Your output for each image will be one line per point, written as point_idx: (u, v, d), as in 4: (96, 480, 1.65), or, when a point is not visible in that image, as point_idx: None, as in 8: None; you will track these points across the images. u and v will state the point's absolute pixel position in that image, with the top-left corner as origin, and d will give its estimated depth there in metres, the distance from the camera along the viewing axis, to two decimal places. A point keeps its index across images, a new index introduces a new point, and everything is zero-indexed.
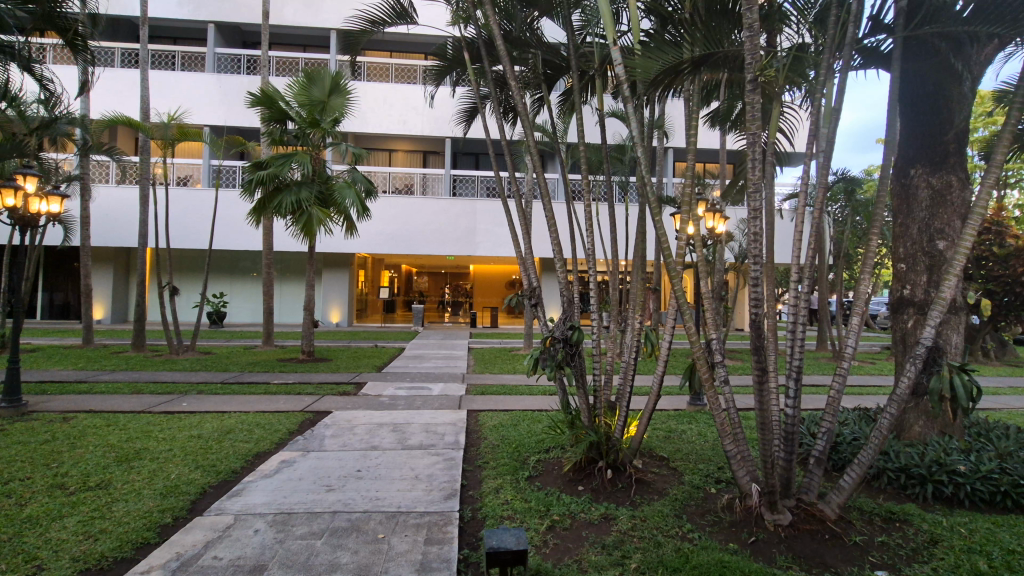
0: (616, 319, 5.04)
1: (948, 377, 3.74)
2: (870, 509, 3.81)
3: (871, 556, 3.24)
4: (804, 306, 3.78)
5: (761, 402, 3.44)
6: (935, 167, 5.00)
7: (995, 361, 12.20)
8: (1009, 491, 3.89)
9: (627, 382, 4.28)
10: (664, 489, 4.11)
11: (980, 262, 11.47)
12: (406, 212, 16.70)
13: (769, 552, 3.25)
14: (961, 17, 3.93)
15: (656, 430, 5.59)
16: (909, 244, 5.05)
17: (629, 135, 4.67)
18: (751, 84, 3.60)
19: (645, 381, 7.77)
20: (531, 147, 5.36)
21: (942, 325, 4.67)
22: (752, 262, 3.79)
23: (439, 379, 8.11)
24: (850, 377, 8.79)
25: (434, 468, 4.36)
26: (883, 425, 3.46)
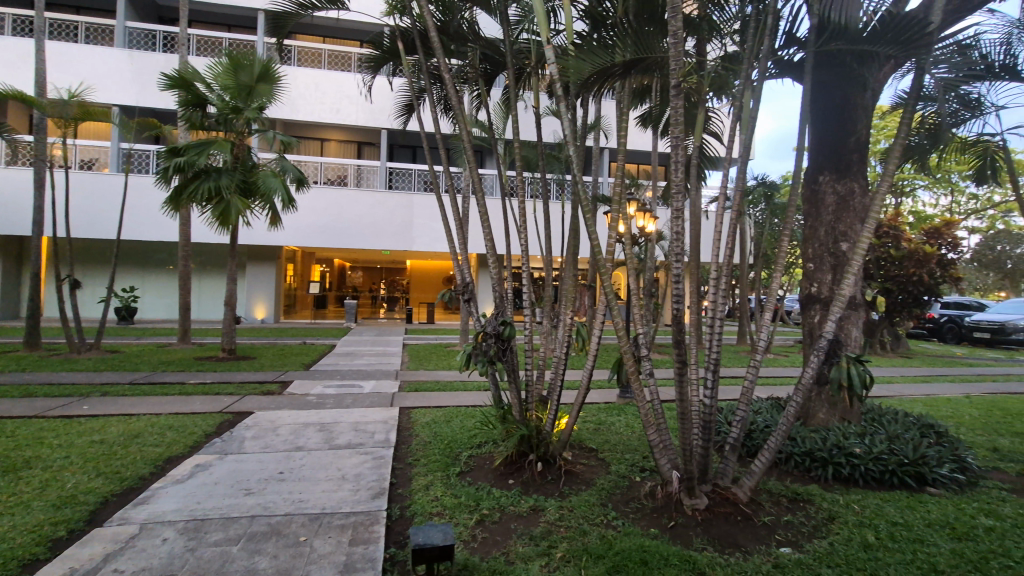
0: (548, 315, 5.12)
1: (845, 368, 4.09)
2: (778, 491, 4.10)
3: (777, 535, 3.49)
4: (722, 303, 4.00)
5: (681, 393, 3.60)
6: (840, 175, 5.44)
7: (890, 353, 13.44)
8: (896, 470, 4.30)
9: (558, 377, 4.36)
10: (592, 480, 4.22)
11: (880, 263, 12.57)
12: (339, 204, 16.15)
13: (686, 536, 3.42)
14: (863, 35, 4.22)
15: (586, 423, 5.73)
16: (816, 245, 5.46)
17: (561, 134, 4.74)
18: (675, 89, 3.75)
19: (576, 376, 7.95)
20: (466, 142, 5.30)
21: (843, 320, 5.09)
22: (674, 260, 3.97)
23: (371, 377, 7.92)
24: (764, 369, 9.41)
25: (363, 468, 4.25)
26: (790, 412, 3.73)
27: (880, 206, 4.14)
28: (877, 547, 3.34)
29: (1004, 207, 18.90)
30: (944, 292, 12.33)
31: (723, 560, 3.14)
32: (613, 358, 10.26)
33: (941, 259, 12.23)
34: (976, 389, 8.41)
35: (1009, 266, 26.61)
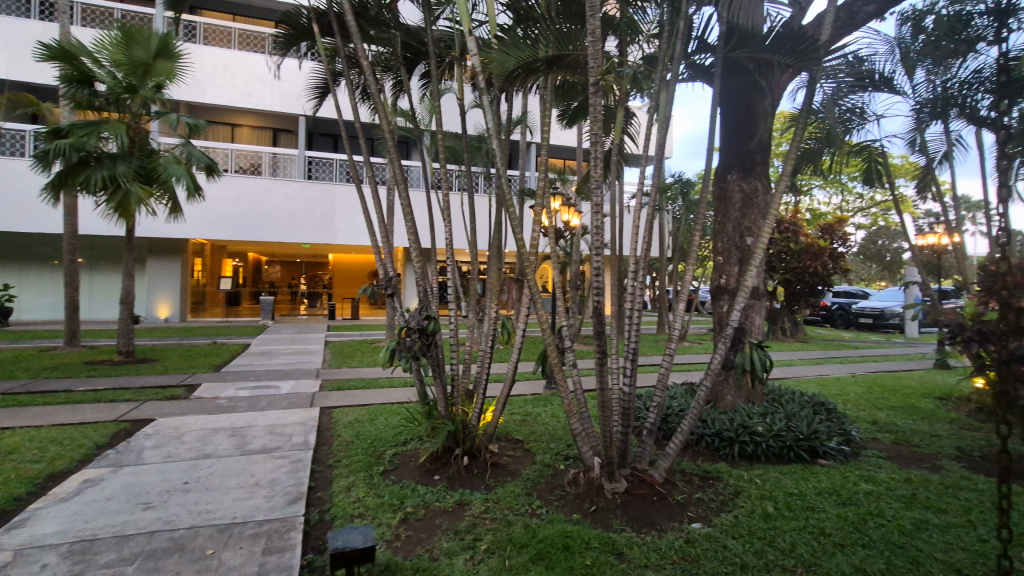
0: (473, 309, 5.10)
1: (748, 353, 4.42)
2: (690, 470, 4.36)
3: (689, 512, 3.71)
4: (640, 294, 4.17)
5: (601, 382, 3.74)
6: (745, 174, 5.84)
7: (789, 339, 14.68)
8: (793, 445, 4.71)
9: (483, 371, 4.37)
10: (518, 470, 4.28)
11: (782, 256, 13.65)
12: (254, 194, 15.20)
13: (606, 518, 3.56)
14: (765, 44, 4.52)
15: (513, 415, 5.79)
16: (725, 239, 5.84)
17: (485, 127, 4.72)
18: (594, 87, 3.85)
19: (503, 369, 8.01)
20: (388, 132, 5.14)
21: (748, 309, 5.48)
22: (595, 253, 4.08)
23: (289, 376, 7.54)
24: (678, 357, 9.96)
25: (278, 473, 4.04)
26: (700, 397, 3.97)
27: (778, 205, 4.49)
28: (775, 516, 3.64)
29: (885, 205, 21.07)
30: (835, 282, 13.60)
31: (640, 538, 3.30)
32: (538, 351, 10.43)
33: (833, 252, 13.47)
34: (859, 369, 9.39)
35: (888, 258, 29.97)
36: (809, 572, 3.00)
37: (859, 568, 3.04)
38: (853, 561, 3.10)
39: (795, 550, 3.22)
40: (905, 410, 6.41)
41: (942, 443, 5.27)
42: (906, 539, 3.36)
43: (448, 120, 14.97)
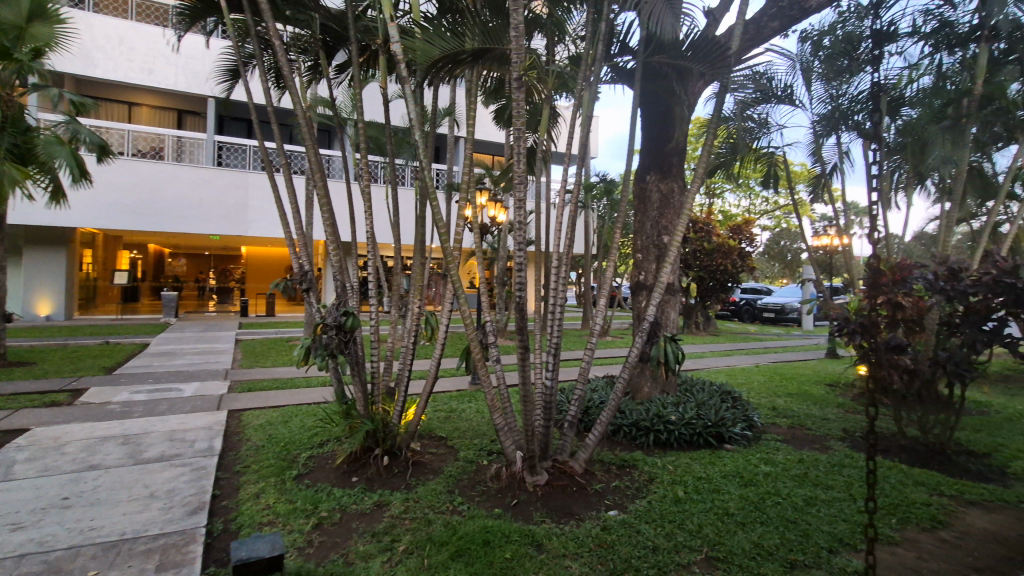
0: (396, 304, 4.97)
1: (663, 346, 4.64)
2: (609, 460, 4.52)
3: (606, 500, 3.84)
4: (561, 289, 4.25)
5: (524, 377, 3.78)
6: (662, 175, 6.12)
7: (702, 332, 15.62)
8: (702, 432, 5.01)
9: (405, 368, 4.29)
10: (440, 468, 4.23)
11: (696, 254, 14.50)
12: (157, 180, 13.97)
13: (527, 511, 3.60)
14: (683, 52, 4.73)
15: (437, 412, 5.72)
16: (644, 237, 6.10)
17: (408, 118, 4.61)
18: (517, 83, 3.87)
19: (427, 365, 7.90)
20: (305, 119, 4.89)
21: (663, 304, 5.76)
22: (518, 248, 4.11)
23: (193, 378, 7.00)
24: (600, 351, 10.30)
25: (177, 482, 3.74)
26: (618, 389, 4.11)
27: (691, 205, 4.75)
28: (685, 499, 3.85)
29: (786, 209, 22.93)
30: (742, 279, 14.63)
31: (559, 529, 3.36)
32: (464, 347, 10.40)
33: (741, 252, 14.47)
34: (761, 360, 10.17)
35: (789, 257, 32.77)
36: (714, 551, 3.20)
37: (757, 543, 3.28)
38: (752, 537, 3.34)
39: (701, 531, 3.42)
40: (801, 396, 7.01)
41: (831, 425, 5.81)
42: (798, 514, 3.67)
43: (370, 109, 14.54)
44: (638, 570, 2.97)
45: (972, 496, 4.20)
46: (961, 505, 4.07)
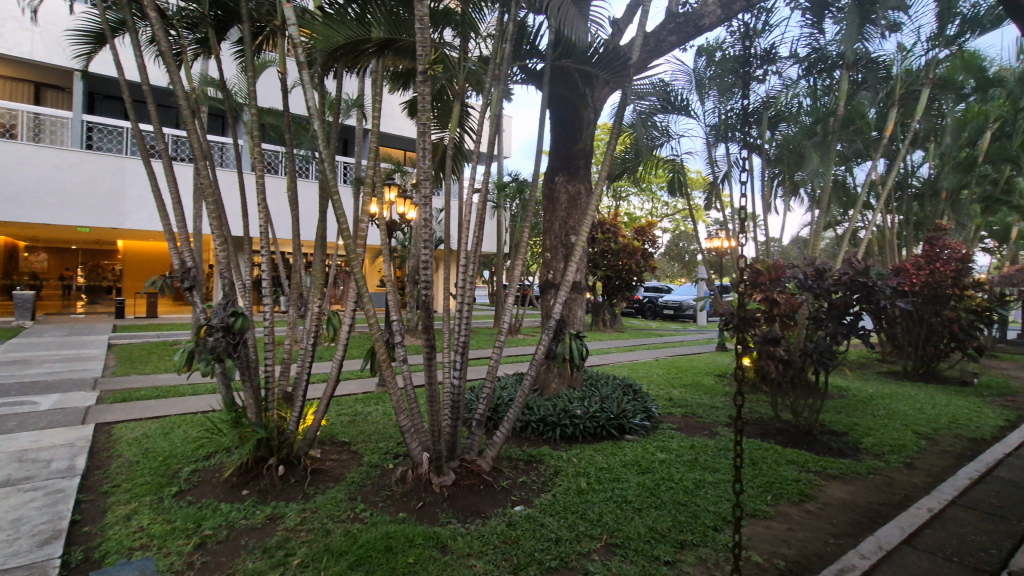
0: (295, 303, 4.69)
1: (568, 343, 4.79)
2: (516, 456, 4.58)
3: (512, 496, 3.89)
4: (470, 288, 4.22)
5: (430, 377, 3.74)
6: (570, 177, 6.29)
7: (609, 329, 16.36)
8: (604, 424, 5.23)
9: (303, 371, 4.06)
10: (342, 474, 4.07)
11: (604, 254, 15.16)
12: (8, 163, 12.11)
13: (432, 513, 3.56)
14: (591, 59, 4.89)
15: (341, 415, 5.50)
16: (552, 237, 6.26)
17: (307, 106, 4.35)
18: (423, 76, 3.79)
19: (330, 368, 7.55)
20: (187, 99, 4.45)
21: (570, 302, 5.94)
22: (424, 246, 4.03)
23: (52, 389, 6.16)
24: (510, 349, 10.43)
25: (26, 509, 3.26)
26: (525, 386, 4.17)
27: (596, 207, 4.94)
28: (587, 490, 4.00)
29: (684, 213, 24.66)
30: (645, 279, 15.50)
31: (463, 529, 3.35)
32: (369, 347, 10.08)
33: (644, 252, 15.30)
34: (660, 354, 10.83)
35: (687, 258, 35.36)
36: (612, 538, 3.35)
37: (651, 527, 3.48)
38: (647, 522, 3.53)
39: (601, 519, 3.56)
40: (693, 387, 7.56)
41: (718, 413, 6.33)
42: (689, 496, 3.95)
43: (265, 93, 13.66)
44: (540, 562, 3.03)
45: (832, 470, 4.76)
46: (823, 479, 4.60)
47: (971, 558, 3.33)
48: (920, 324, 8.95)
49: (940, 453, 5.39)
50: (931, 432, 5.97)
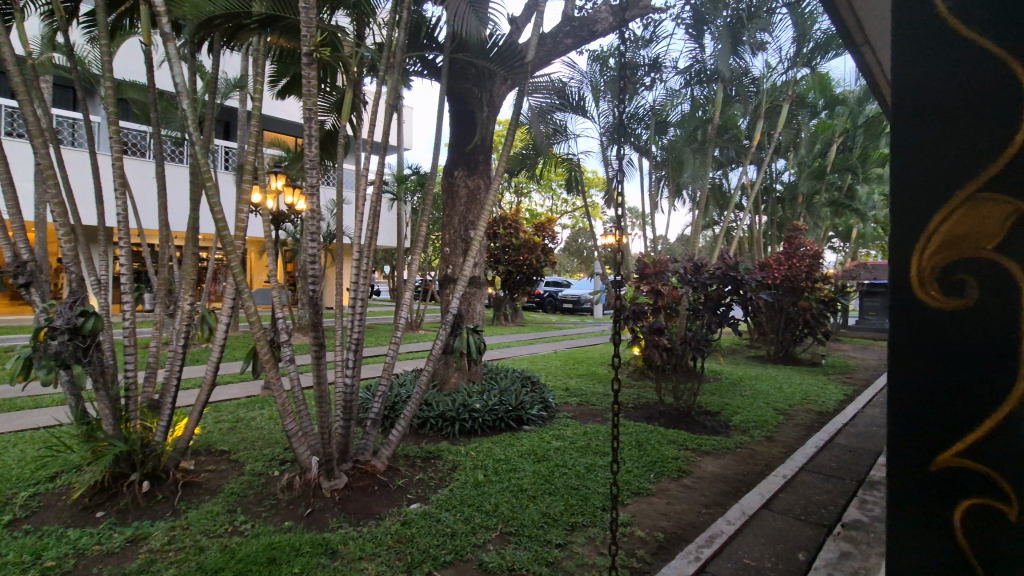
0: (162, 300, 4.23)
1: (466, 337, 4.82)
2: (413, 453, 4.52)
3: (408, 494, 3.82)
4: (363, 283, 4.05)
5: (318, 377, 3.57)
6: (469, 172, 6.29)
7: (511, 323, 16.65)
8: (503, 416, 5.33)
9: (172, 376, 3.69)
10: (219, 486, 3.77)
11: (505, 250, 15.37)
12: None
13: (322, 518, 3.40)
14: (490, 55, 4.92)
15: (220, 422, 5.07)
16: (452, 231, 6.26)
17: (174, 83, 3.91)
18: (307, 58, 3.57)
19: (202, 371, 6.92)
20: (21, 65, 3.82)
21: (469, 297, 5.95)
22: (310, 239, 3.80)
23: None
24: (405, 345, 10.23)
25: None
26: (422, 383, 4.11)
27: (494, 202, 4.98)
28: (484, 482, 4.05)
29: (582, 211, 25.70)
30: (544, 273, 15.95)
31: (355, 532, 3.24)
32: (249, 348, 9.37)
33: (544, 248, 15.73)
34: (558, 347, 11.21)
35: (585, 253, 36.91)
36: (507, 527, 3.42)
37: (545, 513, 3.60)
38: (541, 508, 3.65)
39: (497, 509, 3.62)
40: (587, 377, 7.93)
41: (610, 401, 6.70)
42: (580, 480, 4.15)
43: (126, 66, 12.24)
44: (435, 558, 3.01)
45: (706, 447, 5.24)
46: (699, 455, 5.04)
47: (814, 516, 3.83)
48: (781, 313, 10.11)
49: (793, 426, 6.14)
50: (787, 408, 6.79)
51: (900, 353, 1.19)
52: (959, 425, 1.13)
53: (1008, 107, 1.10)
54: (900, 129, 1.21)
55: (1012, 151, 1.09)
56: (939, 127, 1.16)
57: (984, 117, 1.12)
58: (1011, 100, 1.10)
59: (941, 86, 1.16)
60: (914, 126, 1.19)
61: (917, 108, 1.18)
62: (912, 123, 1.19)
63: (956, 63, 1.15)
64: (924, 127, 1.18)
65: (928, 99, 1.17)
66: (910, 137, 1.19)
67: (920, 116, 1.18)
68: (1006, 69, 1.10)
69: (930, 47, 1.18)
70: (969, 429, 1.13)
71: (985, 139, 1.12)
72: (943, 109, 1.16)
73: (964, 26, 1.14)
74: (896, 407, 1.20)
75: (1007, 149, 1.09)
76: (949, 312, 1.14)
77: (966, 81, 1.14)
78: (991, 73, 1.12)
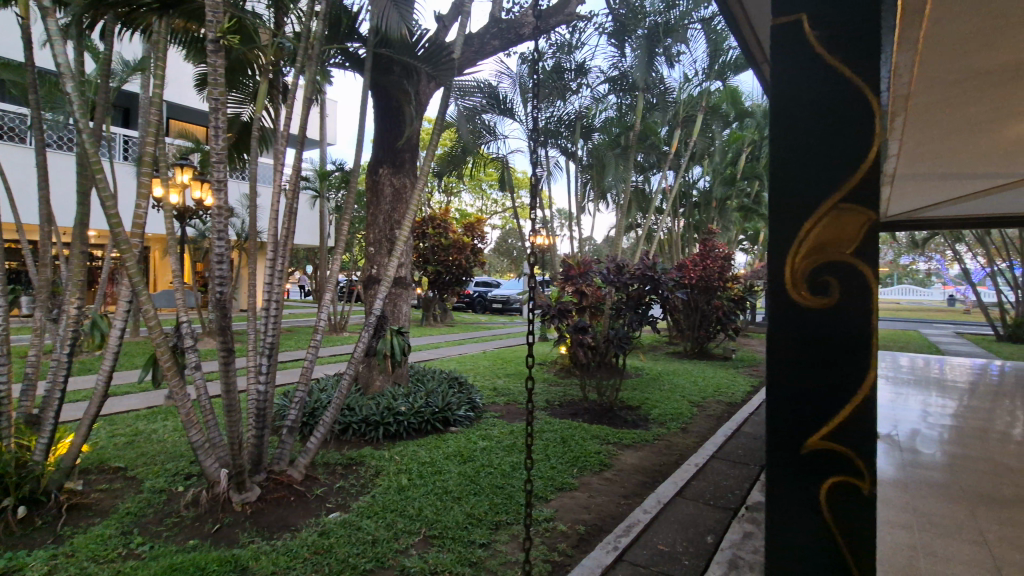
0: (44, 304, 3.81)
1: (389, 339, 4.70)
2: (334, 460, 4.37)
3: (327, 503, 3.69)
4: (280, 284, 3.86)
5: (227, 385, 3.36)
6: (395, 170, 6.16)
7: (440, 323, 16.49)
8: (429, 418, 5.27)
9: (54, 389, 3.33)
10: (112, 506, 3.45)
11: (433, 249, 15.20)
12: None
13: (231, 534, 3.21)
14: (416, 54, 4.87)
15: (114, 437, 4.64)
16: (376, 230, 6.12)
17: (57, 64, 3.53)
18: (213, 45, 3.36)
19: (92, 382, 6.29)
20: None
21: (394, 297, 5.83)
22: (217, 237, 3.55)
23: None
24: (325, 349, 9.83)
25: None
26: (343, 387, 3.97)
27: (419, 202, 4.90)
28: (408, 486, 3.99)
29: (512, 212, 25.95)
30: (473, 274, 15.92)
31: (268, 545, 3.08)
32: (148, 355, 8.61)
33: (473, 248, 15.71)
34: (486, 347, 11.24)
35: (515, 254, 37.32)
36: (431, 530, 3.39)
37: (469, 513, 3.60)
38: (465, 509, 3.65)
39: (420, 513, 3.58)
40: (514, 377, 8.02)
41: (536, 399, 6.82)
42: (505, 479, 4.19)
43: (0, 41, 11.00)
44: (354, 567, 2.93)
45: (626, 440, 5.46)
46: (619, 449, 5.25)
47: (722, 500, 4.11)
48: (696, 311, 10.73)
49: (706, 417, 6.55)
50: (701, 400, 7.22)
51: (776, 349, 1.30)
52: (823, 412, 1.26)
53: (863, 127, 1.24)
54: (775, 143, 1.32)
55: (866, 167, 1.23)
56: (808, 143, 1.28)
57: (846, 138, 1.26)
58: (866, 121, 1.24)
59: (811, 105, 1.29)
60: (789, 144, 1.30)
61: (790, 124, 1.30)
62: (786, 137, 1.30)
63: (823, 88, 1.28)
64: (796, 143, 1.29)
65: (800, 117, 1.29)
66: (787, 154, 1.30)
67: (792, 132, 1.30)
68: (861, 93, 1.25)
69: (801, 69, 1.30)
70: (831, 414, 1.26)
71: (844, 154, 1.25)
72: (812, 128, 1.28)
73: (830, 53, 1.27)
74: (775, 398, 1.31)
75: (862, 165, 1.23)
76: (816, 310, 1.26)
77: (832, 105, 1.27)
78: (849, 96, 1.26)
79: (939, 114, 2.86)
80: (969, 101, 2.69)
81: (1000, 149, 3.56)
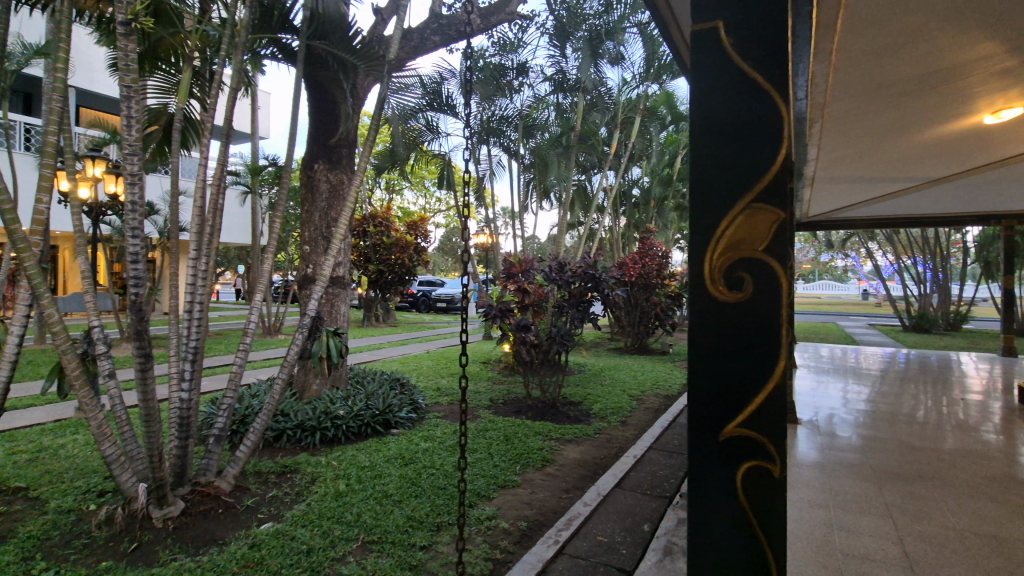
0: None
1: (326, 340, 4.54)
2: (266, 469, 4.18)
3: (259, 513, 3.52)
4: (205, 285, 3.64)
5: (145, 394, 3.13)
6: (331, 166, 5.96)
7: (382, 323, 16.15)
8: (369, 421, 5.15)
9: None
10: (10, 531, 3.14)
11: (374, 248, 14.86)
12: None
13: (150, 553, 3.00)
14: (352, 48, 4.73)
15: (13, 454, 4.22)
16: (312, 229, 5.90)
17: None
18: (124, 27, 3.11)
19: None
20: None
21: (331, 298, 5.65)
22: (130, 236, 3.29)
23: None
24: (258, 353, 9.37)
25: None
26: (275, 392, 3.79)
27: (356, 199, 4.75)
28: (346, 492, 3.87)
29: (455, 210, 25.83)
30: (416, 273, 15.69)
31: (192, 562, 2.90)
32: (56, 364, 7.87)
33: (416, 247, 15.47)
34: (430, 347, 11.11)
35: (458, 253, 37.17)
36: (369, 535, 3.30)
37: (409, 516, 3.54)
38: (406, 512, 3.59)
39: (359, 519, 3.48)
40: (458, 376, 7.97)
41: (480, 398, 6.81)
42: (447, 480, 4.15)
43: None
44: None
45: (568, 435, 5.56)
46: (562, 444, 5.34)
47: (658, 489, 4.26)
48: (636, 307, 11.08)
49: (645, 410, 6.77)
50: (640, 394, 7.47)
51: (696, 343, 1.36)
52: (737, 401, 1.33)
53: (772, 133, 1.31)
54: (694, 147, 1.38)
55: (775, 169, 1.30)
56: (723, 147, 1.35)
57: (757, 142, 1.32)
58: (775, 126, 1.30)
59: (726, 113, 1.35)
60: (708, 147, 1.36)
61: (707, 128, 1.36)
62: (703, 141, 1.36)
63: (737, 96, 1.34)
64: (713, 147, 1.35)
65: (716, 122, 1.35)
66: (705, 156, 1.36)
67: (710, 136, 1.36)
68: (770, 101, 1.31)
69: (717, 75, 1.36)
70: (745, 403, 1.32)
71: (757, 157, 1.32)
72: (727, 133, 1.34)
73: (743, 61, 1.34)
74: (695, 389, 1.37)
75: (771, 167, 1.30)
76: (732, 304, 1.33)
77: (745, 110, 1.33)
78: (761, 103, 1.32)
79: (847, 121, 3.10)
80: (871, 110, 2.92)
81: (901, 155, 3.89)
